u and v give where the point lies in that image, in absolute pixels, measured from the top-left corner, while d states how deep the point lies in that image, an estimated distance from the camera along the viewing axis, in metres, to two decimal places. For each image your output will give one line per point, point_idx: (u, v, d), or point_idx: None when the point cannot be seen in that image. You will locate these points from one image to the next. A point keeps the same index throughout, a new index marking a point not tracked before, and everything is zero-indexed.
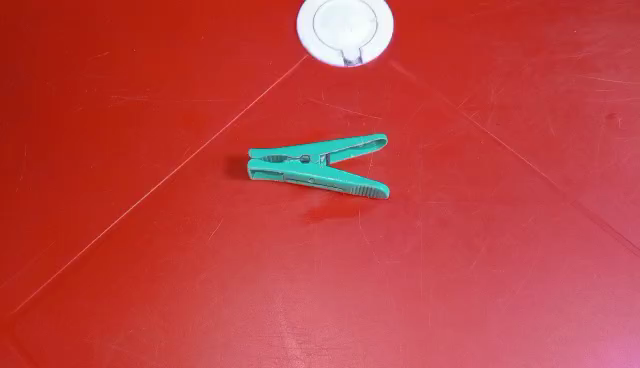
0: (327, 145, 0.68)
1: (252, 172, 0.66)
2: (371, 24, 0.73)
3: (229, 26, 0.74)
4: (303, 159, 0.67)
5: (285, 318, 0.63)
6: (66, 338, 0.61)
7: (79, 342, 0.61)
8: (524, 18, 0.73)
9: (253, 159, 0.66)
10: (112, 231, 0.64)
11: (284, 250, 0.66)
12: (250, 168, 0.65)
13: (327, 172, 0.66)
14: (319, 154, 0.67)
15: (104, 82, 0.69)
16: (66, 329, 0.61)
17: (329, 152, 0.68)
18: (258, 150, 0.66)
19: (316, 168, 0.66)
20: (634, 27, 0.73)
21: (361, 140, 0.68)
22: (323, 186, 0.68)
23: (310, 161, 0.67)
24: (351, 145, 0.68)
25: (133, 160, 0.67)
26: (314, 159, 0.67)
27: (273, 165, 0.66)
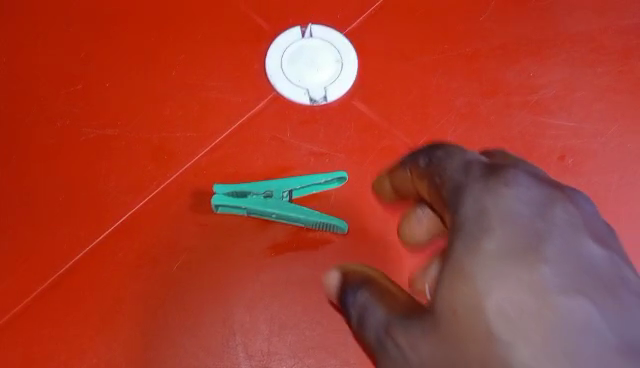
0: (289, 181, 0.68)
1: (217, 207, 0.67)
2: (337, 64, 0.74)
3: (196, 59, 0.73)
4: (267, 194, 0.67)
5: (244, 350, 0.65)
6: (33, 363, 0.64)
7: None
8: (481, 61, 0.74)
9: (217, 194, 0.67)
10: (79, 260, 0.66)
11: (245, 282, 0.66)
12: (215, 203, 0.66)
13: (289, 208, 0.66)
14: (283, 190, 0.68)
15: (78, 115, 0.71)
16: (29, 354, 0.64)
17: (291, 188, 0.68)
18: (223, 185, 0.67)
19: (277, 204, 0.67)
20: (588, 70, 0.74)
21: (322, 177, 0.68)
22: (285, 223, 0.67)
23: (272, 196, 0.67)
24: (313, 182, 0.68)
25: (101, 192, 0.68)
26: (276, 194, 0.67)
27: (237, 201, 0.66)
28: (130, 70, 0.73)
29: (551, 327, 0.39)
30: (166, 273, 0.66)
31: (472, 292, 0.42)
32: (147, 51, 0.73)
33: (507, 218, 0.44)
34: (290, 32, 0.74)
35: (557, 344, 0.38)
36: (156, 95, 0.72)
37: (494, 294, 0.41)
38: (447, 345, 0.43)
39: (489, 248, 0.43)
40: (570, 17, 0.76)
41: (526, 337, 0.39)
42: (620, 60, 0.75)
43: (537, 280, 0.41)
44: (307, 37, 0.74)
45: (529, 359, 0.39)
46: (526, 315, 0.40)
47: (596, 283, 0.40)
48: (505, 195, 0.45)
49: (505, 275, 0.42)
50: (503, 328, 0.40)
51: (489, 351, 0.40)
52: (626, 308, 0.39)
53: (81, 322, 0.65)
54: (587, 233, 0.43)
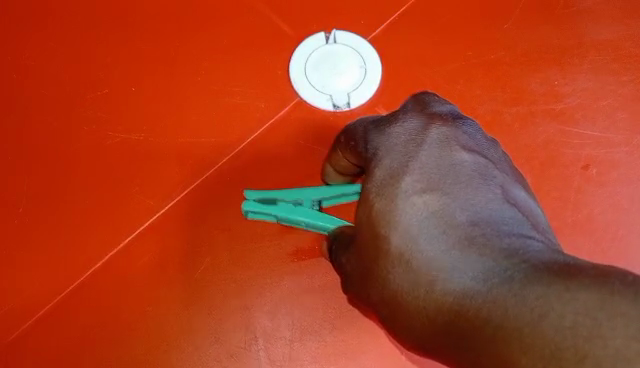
0: (320, 191, 0.67)
1: (246, 213, 0.67)
2: (360, 70, 0.74)
3: (220, 64, 0.74)
4: (298, 203, 0.67)
5: (266, 355, 0.66)
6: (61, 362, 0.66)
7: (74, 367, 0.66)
8: (504, 70, 0.74)
9: (247, 200, 0.67)
10: (105, 263, 0.68)
11: (267, 287, 0.67)
12: (243, 210, 0.67)
13: (317, 218, 0.66)
14: (313, 198, 0.67)
15: (104, 120, 0.72)
16: (57, 353, 0.66)
17: (322, 197, 0.67)
18: (253, 190, 0.68)
19: (306, 213, 0.66)
20: (613, 79, 0.74)
21: (352, 189, 0.66)
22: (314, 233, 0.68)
23: (302, 205, 0.67)
24: (343, 193, 0.67)
25: (126, 196, 0.70)
26: (306, 203, 0.67)
27: (266, 208, 0.67)
28: (154, 76, 0.73)
29: (422, 221, 0.43)
30: (190, 277, 0.67)
31: (360, 211, 0.46)
32: (171, 56, 0.74)
33: (390, 142, 0.47)
34: (314, 38, 0.75)
35: (423, 230, 0.43)
36: (181, 101, 0.73)
37: (377, 202, 0.45)
38: (358, 250, 0.47)
39: (375, 166, 0.47)
40: (595, 25, 0.75)
41: (400, 232, 0.43)
42: None
43: (414, 194, 0.44)
44: (331, 43, 0.74)
45: (404, 250, 0.43)
46: (403, 211, 0.43)
47: (455, 181, 0.44)
48: (392, 128, 0.48)
49: (386, 192, 0.45)
50: (384, 227, 0.44)
51: (378, 251, 0.44)
52: (482, 203, 0.43)
53: (107, 326, 0.66)
54: (457, 141, 0.46)
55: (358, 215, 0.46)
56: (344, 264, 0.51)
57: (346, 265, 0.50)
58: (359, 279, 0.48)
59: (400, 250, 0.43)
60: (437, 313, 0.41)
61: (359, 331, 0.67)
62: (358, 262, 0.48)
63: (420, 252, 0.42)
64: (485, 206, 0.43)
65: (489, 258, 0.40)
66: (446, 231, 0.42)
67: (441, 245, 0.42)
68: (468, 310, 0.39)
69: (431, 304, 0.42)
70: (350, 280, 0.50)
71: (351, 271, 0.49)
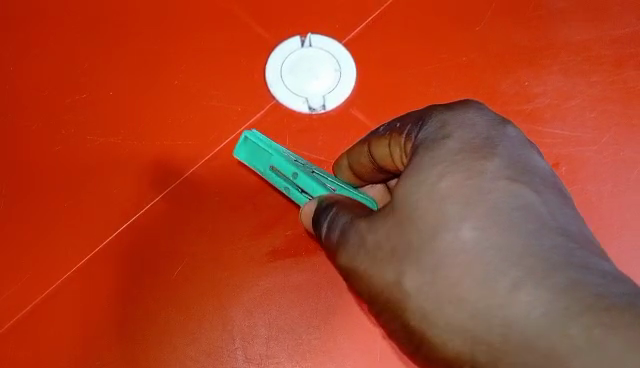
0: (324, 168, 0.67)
1: (244, 142, 0.69)
2: (335, 74, 0.75)
3: (197, 68, 0.75)
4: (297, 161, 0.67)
5: (243, 354, 0.67)
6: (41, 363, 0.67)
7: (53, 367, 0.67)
8: (476, 71, 0.76)
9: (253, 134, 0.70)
10: (84, 265, 0.69)
11: (244, 288, 0.68)
12: (245, 132, 0.69)
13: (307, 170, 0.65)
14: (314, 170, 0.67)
15: (82, 123, 0.73)
16: (37, 354, 0.67)
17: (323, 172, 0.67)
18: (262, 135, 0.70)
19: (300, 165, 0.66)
20: (583, 79, 0.75)
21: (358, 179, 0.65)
22: (298, 190, 0.65)
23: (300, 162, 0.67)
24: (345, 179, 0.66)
25: (105, 198, 0.70)
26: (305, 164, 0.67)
27: (266, 143, 0.68)
28: (132, 79, 0.74)
29: (504, 205, 0.42)
30: (167, 278, 0.68)
31: (424, 183, 0.44)
32: (149, 60, 0.75)
33: (466, 126, 0.47)
34: (290, 42, 0.76)
35: (500, 216, 0.42)
36: (158, 105, 0.73)
37: (447, 178, 0.44)
38: (395, 226, 0.45)
39: (447, 143, 0.46)
40: (565, 26, 0.77)
41: (475, 213, 0.42)
42: (614, 70, 0.75)
43: (497, 179, 0.43)
44: (306, 47, 0.76)
45: (475, 236, 0.41)
46: (482, 195, 0.43)
47: (539, 179, 0.45)
48: (465, 114, 0.48)
49: (463, 169, 0.44)
50: (456, 202, 0.43)
51: (440, 229, 0.42)
52: (564, 208, 0.44)
53: (86, 326, 0.67)
54: (533, 147, 0.48)
55: (417, 189, 0.44)
56: (365, 240, 0.48)
57: (366, 241, 0.48)
58: (389, 257, 0.45)
59: (470, 232, 0.42)
60: (493, 307, 0.40)
61: (332, 332, 0.67)
62: (392, 239, 0.45)
63: (500, 238, 0.41)
64: (566, 213, 0.44)
65: (566, 261, 0.39)
66: (531, 223, 0.42)
67: (525, 237, 0.41)
68: (564, 322, 0.37)
69: (511, 306, 0.39)
70: (372, 264, 0.46)
71: (384, 245, 0.46)
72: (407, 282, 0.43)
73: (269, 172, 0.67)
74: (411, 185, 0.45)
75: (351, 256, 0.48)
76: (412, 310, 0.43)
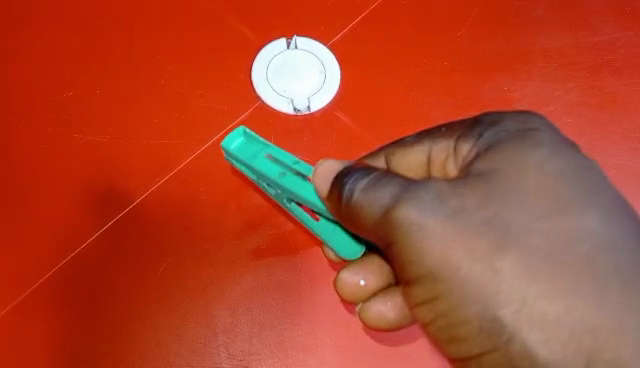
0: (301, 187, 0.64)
1: (234, 136, 0.69)
2: (320, 75, 0.77)
3: (184, 68, 0.76)
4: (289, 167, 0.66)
5: (225, 350, 0.68)
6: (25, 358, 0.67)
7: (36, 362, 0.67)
8: (457, 76, 0.77)
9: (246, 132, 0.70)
10: (68, 261, 0.69)
11: (227, 286, 0.69)
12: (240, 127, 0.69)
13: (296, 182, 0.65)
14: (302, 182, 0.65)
15: (69, 122, 0.73)
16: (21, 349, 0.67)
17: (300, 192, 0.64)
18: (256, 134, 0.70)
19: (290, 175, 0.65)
20: (560, 85, 0.77)
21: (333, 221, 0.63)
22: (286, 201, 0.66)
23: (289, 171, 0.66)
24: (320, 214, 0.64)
25: (90, 196, 0.71)
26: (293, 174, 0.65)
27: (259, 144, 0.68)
28: (119, 78, 0.75)
29: (610, 201, 0.48)
30: (152, 275, 0.69)
31: (529, 168, 0.49)
32: (136, 60, 0.76)
33: (553, 127, 0.53)
34: (275, 44, 0.77)
35: (612, 215, 0.47)
36: (145, 104, 0.74)
37: (552, 165, 0.49)
38: (510, 209, 0.47)
39: (537, 135, 0.51)
40: (544, 33, 0.79)
41: (590, 208, 0.47)
42: (589, 76, 0.78)
43: (599, 178, 0.49)
44: (291, 48, 0.77)
45: (592, 224, 0.46)
46: (593, 191, 0.48)
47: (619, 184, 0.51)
48: (544, 117, 0.54)
49: (570, 160, 0.49)
50: (568, 189, 0.47)
51: (554, 210, 0.47)
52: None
53: (70, 322, 0.68)
54: None
55: (533, 175, 0.48)
56: (464, 217, 0.48)
57: (466, 217, 0.48)
58: (503, 237, 0.46)
59: (590, 222, 0.46)
60: (620, 308, 0.44)
61: (313, 332, 0.69)
62: (502, 222, 0.47)
63: (612, 228, 0.46)
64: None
65: None
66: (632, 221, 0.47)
67: (628, 231, 0.47)
68: None
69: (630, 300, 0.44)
70: (457, 229, 0.48)
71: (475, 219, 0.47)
72: (509, 259, 0.46)
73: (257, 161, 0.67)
74: (526, 171, 0.49)
75: (444, 227, 0.48)
76: (527, 294, 0.45)
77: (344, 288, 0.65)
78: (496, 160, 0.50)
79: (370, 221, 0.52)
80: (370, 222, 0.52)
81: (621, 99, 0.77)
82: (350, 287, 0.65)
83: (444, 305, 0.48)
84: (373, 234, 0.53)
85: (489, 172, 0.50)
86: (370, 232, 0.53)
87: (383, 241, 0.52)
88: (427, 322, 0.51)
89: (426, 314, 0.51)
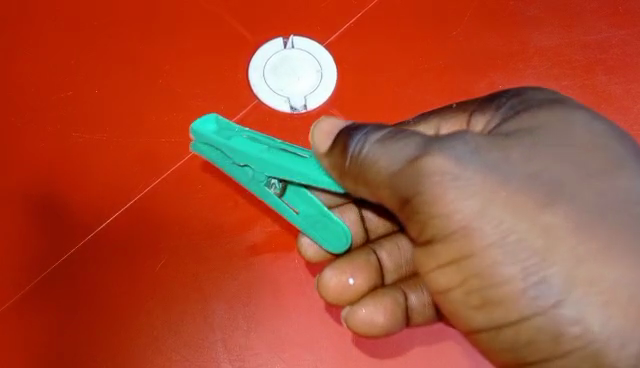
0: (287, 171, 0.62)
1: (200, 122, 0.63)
2: (316, 74, 0.78)
3: (181, 67, 0.77)
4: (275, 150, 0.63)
5: (223, 345, 0.69)
6: (24, 354, 0.68)
7: (36, 358, 0.68)
8: (452, 75, 0.78)
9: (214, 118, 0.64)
10: (67, 259, 0.70)
11: (225, 282, 0.70)
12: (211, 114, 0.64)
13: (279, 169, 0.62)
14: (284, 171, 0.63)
15: (68, 121, 0.74)
16: (20, 345, 0.68)
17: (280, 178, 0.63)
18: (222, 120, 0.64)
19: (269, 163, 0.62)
20: (553, 83, 0.78)
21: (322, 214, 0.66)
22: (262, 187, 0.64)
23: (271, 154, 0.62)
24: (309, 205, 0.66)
25: (89, 194, 0.72)
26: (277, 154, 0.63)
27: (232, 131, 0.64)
28: (117, 78, 0.76)
29: None
30: (150, 272, 0.70)
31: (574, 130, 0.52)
32: (134, 59, 0.77)
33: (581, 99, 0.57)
34: (272, 43, 0.78)
35: None
36: (143, 103, 0.75)
37: (596, 124, 0.53)
38: (563, 164, 0.50)
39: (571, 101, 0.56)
40: (538, 33, 0.80)
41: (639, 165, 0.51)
42: (583, 74, 0.79)
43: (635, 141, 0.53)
44: (288, 47, 0.78)
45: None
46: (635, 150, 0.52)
47: None
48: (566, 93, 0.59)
49: (609, 125, 0.53)
50: (616, 143, 0.51)
51: (604, 165, 0.50)
52: None
53: (69, 318, 0.69)
54: None
55: (578, 132, 0.52)
56: (507, 171, 0.50)
57: (509, 171, 0.50)
58: (554, 190, 0.49)
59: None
60: None
61: (310, 328, 0.70)
62: (553, 178, 0.49)
63: None
64: None
65: None
66: None
67: None
68: None
69: None
70: (507, 181, 0.50)
71: (524, 174, 0.50)
72: (559, 214, 0.48)
73: (238, 144, 0.62)
74: (571, 130, 0.52)
75: (486, 181, 0.50)
76: (583, 249, 0.47)
77: (330, 291, 0.67)
78: (530, 122, 0.54)
79: (399, 174, 0.54)
80: (399, 176, 0.54)
81: (613, 97, 0.78)
82: (338, 289, 0.67)
83: (479, 262, 0.50)
84: (395, 190, 0.55)
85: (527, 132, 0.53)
86: (392, 187, 0.55)
87: (407, 195, 0.54)
88: (452, 284, 0.53)
89: (451, 275, 0.52)
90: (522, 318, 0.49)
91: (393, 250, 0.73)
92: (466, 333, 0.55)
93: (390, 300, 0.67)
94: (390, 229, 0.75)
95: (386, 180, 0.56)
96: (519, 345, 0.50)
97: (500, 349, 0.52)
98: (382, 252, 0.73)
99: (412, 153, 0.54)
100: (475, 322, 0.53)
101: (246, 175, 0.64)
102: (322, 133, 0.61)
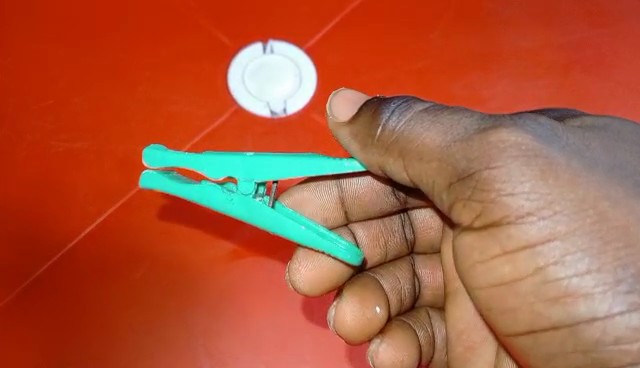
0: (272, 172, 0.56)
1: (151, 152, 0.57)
2: (296, 79, 0.78)
3: (161, 74, 0.77)
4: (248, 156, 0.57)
5: (204, 349, 0.71)
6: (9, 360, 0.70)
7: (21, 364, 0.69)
8: (431, 77, 0.79)
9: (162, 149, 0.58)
10: (50, 267, 0.71)
11: (205, 287, 0.72)
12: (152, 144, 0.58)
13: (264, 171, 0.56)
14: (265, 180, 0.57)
15: (48, 129, 0.75)
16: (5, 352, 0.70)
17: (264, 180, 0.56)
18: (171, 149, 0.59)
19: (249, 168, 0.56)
20: (530, 83, 0.79)
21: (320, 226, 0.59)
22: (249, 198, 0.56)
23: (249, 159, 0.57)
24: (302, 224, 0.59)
25: (70, 202, 0.73)
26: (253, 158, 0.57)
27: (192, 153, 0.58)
28: (96, 86, 0.76)
29: None
30: (133, 278, 0.72)
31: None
32: (114, 67, 0.77)
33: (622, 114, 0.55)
34: (252, 48, 0.78)
35: None
36: (121, 109, 0.75)
37: None
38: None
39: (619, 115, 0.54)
40: (514, 34, 0.80)
41: None
42: (559, 74, 0.80)
43: None
44: (268, 53, 0.78)
45: None
46: None
47: None
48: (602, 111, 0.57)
49: None
50: None
51: None
52: None
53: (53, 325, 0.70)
54: None
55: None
56: (590, 158, 0.45)
57: (591, 159, 0.45)
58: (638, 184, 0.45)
59: None
60: None
61: (287, 331, 0.72)
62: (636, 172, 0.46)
63: None
64: None
65: None
66: None
67: None
68: None
69: None
70: (592, 166, 0.45)
71: (608, 164, 0.46)
72: None
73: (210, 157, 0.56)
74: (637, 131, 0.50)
75: (570, 162, 0.44)
76: None
77: (349, 326, 0.61)
78: (597, 119, 0.50)
79: (461, 149, 0.46)
80: (459, 150, 0.47)
81: (590, 96, 0.79)
82: (359, 323, 0.61)
83: (561, 248, 0.43)
84: (449, 166, 0.47)
85: (596, 127, 0.49)
86: (445, 164, 0.48)
87: (469, 172, 0.46)
88: (521, 274, 0.45)
89: (519, 263, 0.45)
90: (610, 313, 0.42)
91: (393, 281, 0.67)
92: (525, 332, 0.48)
93: (405, 333, 0.63)
94: (384, 257, 0.68)
95: (438, 156, 0.48)
96: (601, 345, 0.43)
97: (569, 352, 0.46)
98: (385, 283, 0.66)
99: (476, 126, 0.47)
100: (547, 318, 0.45)
101: (228, 193, 0.56)
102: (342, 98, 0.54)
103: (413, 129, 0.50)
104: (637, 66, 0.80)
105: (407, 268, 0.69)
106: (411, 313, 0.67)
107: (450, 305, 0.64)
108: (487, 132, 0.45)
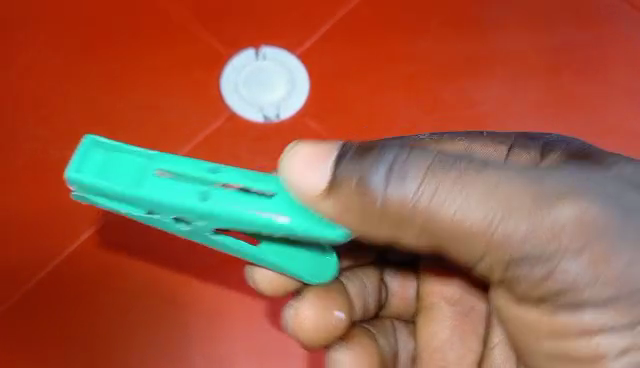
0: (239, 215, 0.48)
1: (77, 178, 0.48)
2: (289, 84, 0.79)
3: (154, 81, 0.77)
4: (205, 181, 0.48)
5: (200, 352, 0.71)
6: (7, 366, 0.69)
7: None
8: (422, 80, 0.79)
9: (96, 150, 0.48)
10: (47, 273, 0.71)
11: (202, 291, 0.72)
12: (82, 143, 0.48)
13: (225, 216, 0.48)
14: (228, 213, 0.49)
15: (42, 137, 0.75)
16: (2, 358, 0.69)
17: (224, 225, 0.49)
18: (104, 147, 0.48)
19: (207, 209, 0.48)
20: (521, 84, 0.80)
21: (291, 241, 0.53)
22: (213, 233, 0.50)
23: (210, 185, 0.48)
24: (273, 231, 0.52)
25: (66, 209, 0.73)
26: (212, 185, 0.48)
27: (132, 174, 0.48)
28: (90, 93, 0.77)
29: None
30: (128, 283, 0.72)
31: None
32: (108, 74, 0.77)
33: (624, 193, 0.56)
34: (245, 54, 0.79)
35: None
36: (116, 117, 0.76)
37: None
38: None
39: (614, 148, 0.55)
40: (504, 37, 0.81)
41: None
42: (549, 75, 0.80)
43: None
44: (260, 59, 0.79)
45: None
46: None
47: None
48: None
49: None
50: None
51: None
52: None
53: (51, 330, 0.70)
54: None
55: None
56: None
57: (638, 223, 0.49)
58: None
59: None
60: None
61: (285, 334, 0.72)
62: None
63: None
64: None
65: None
66: None
67: None
68: None
69: None
70: None
71: None
72: None
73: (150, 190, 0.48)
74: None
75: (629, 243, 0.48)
76: None
77: (306, 330, 0.59)
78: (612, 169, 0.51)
79: (522, 232, 0.48)
80: (519, 227, 0.48)
81: (579, 97, 0.80)
82: (316, 329, 0.59)
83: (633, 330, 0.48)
84: (506, 247, 0.49)
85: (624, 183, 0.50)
86: (501, 244, 0.49)
87: (534, 255, 0.49)
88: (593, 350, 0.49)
89: (588, 341, 0.49)
90: None
91: (359, 285, 0.64)
92: None
93: (367, 341, 0.62)
94: (356, 257, 0.66)
95: (487, 233, 0.49)
96: None
97: None
98: (352, 287, 0.64)
99: (528, 201, 0.48)
100: None
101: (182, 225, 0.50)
102: (296, 177, 0.48)
103: (454, 203, 0.49)
104: (623, 68, 0.82)
105: (375, 275, 0.66)
106: (375, 322, 0.66)
107: (423, 319, 0.65)
108: (544, 209, 0.48)
